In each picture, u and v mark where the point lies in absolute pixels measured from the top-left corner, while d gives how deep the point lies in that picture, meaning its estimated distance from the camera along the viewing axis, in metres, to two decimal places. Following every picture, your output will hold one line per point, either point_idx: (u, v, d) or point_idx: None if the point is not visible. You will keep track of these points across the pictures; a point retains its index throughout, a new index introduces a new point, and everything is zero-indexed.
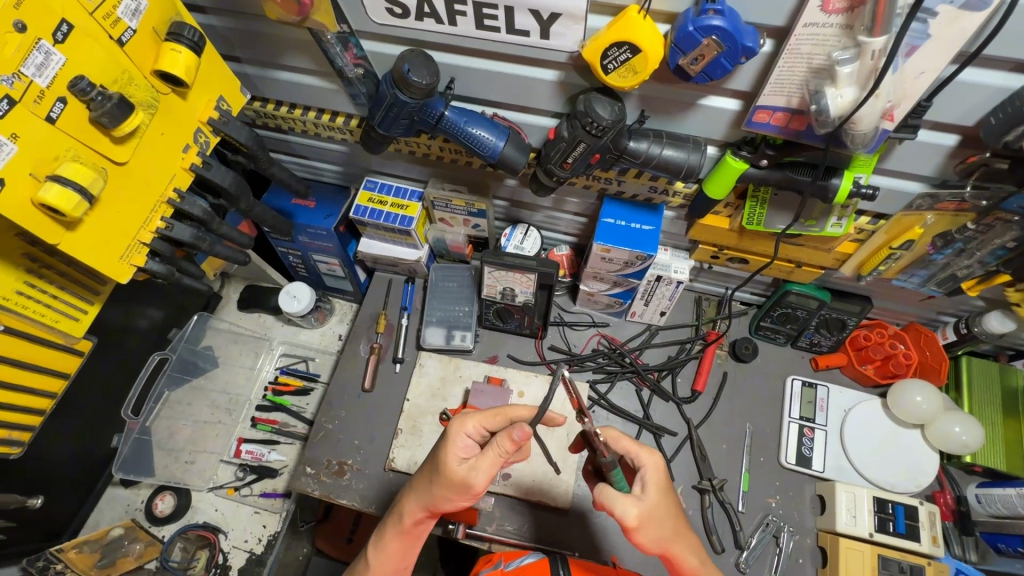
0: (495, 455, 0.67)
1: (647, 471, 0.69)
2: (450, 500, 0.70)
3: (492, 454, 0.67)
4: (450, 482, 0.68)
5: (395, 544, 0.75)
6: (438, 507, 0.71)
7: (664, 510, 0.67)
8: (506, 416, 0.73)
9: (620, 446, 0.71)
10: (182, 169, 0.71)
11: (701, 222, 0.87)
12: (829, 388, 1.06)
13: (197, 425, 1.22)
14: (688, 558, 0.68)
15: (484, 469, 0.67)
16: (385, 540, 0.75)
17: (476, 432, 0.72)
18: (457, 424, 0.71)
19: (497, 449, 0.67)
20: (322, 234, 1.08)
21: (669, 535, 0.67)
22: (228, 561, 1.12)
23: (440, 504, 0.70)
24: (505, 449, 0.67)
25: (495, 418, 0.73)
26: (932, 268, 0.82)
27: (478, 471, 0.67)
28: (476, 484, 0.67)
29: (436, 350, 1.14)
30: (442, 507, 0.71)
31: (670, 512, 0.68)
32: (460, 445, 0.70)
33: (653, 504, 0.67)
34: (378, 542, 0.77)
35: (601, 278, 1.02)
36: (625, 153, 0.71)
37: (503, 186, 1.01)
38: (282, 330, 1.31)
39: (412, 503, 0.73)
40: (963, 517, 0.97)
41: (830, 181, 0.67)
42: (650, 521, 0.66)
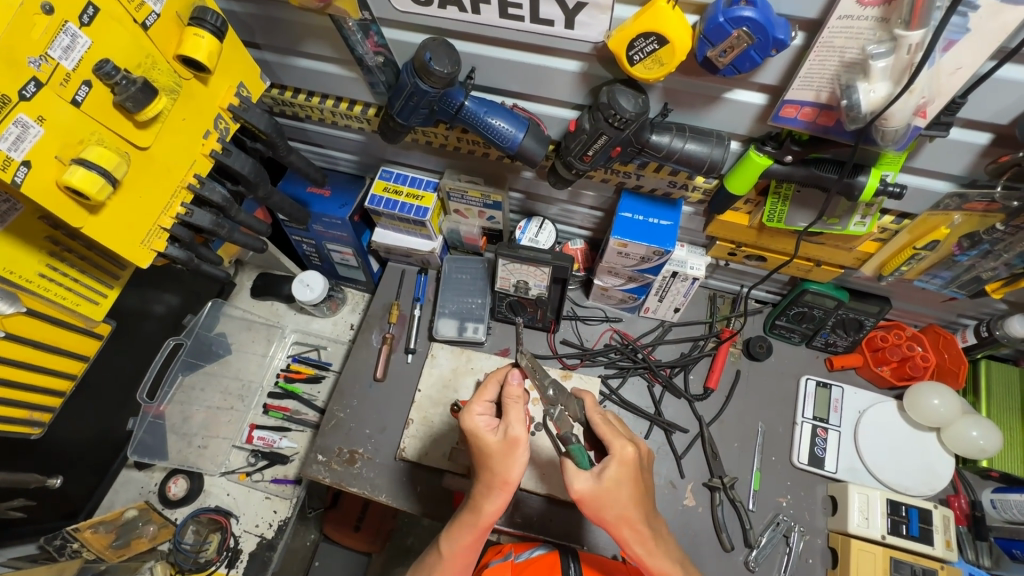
0: (516, 404, 0.71)
1: (611, 459, 0.68)
2: (514, 470, 0.68)
3: (513, 408, 0.71)
4: (497, 452, 0.69)
5: (474, 541, 0.71)
6: (511, 484, 0.68)
7: (617, 497, 0.67)
8: (494, 382, 0.77)
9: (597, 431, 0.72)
10: (202, 155, 0.71)
11: (720, 218, 0.86)
12: (844, 388, 1.05)
13: (209, 410, 1.23)
14: (631, 544, 0.68)
15: (515, 419, 0.69)
16: (459, 534, 0.71)
17: (486, 409, 0.74)
18: (466, 411, 0.73)
19: (520, 402, 0.71)
20: (337, 223, 1.09)
21: (614, 517, 0.67)
22: (239, 544, 1.14)
23: (504, 475, 0.68)
24: (519, 398, 0.72)
25: (489, 392, 0.76)
26: (956, 270, 0.81)
27: (514, 424, 0.69)
28: (519, 435, 0.69)
29: (448, 341, 1.14)
30: (511, 482, 0.68)
31: (622, 497, 0.67)
32: (482, 424, 0.71)
33: (607, 488, 0.67)
34: (453, 542, 0.72)
35: (617, 273, 1.01)
36: (647, 147, 0.71)
37: (520, 178, 1.00)
38: (294, 317, 1.32)
39: (491, 496, 0.69)
40: (977, 522, 0.96)
41: (856, 179, 0.65)
42: (594, 500, 0.67)
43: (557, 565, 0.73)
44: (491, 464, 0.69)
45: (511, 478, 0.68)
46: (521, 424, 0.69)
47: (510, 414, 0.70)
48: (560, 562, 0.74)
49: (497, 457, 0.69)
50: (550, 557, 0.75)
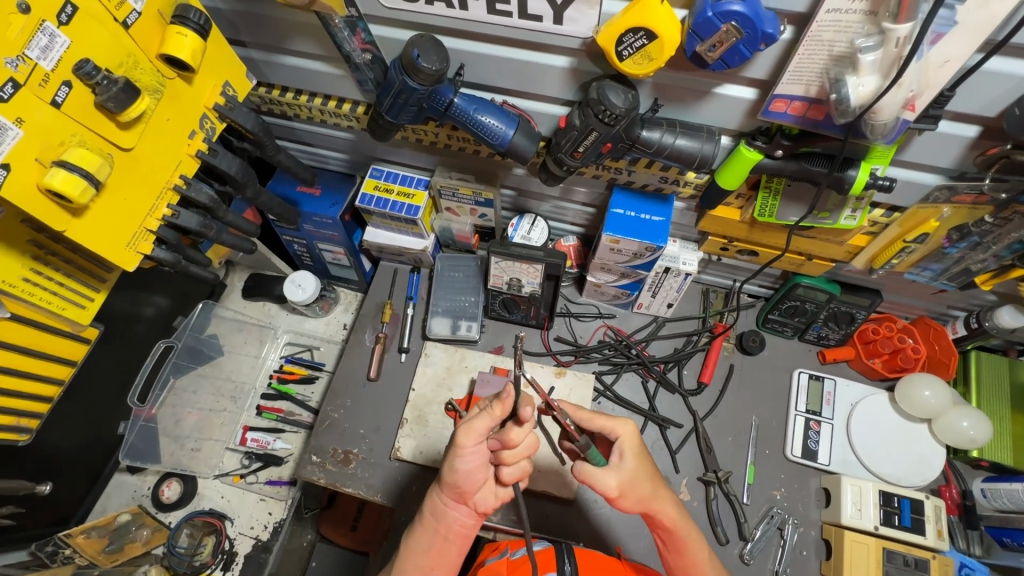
0: (483, 415, 0.69)
1: (623, 442, 0.72)
2: (456, 473, 0.70)
3: (481, 418, 0.69)
4: (450, 453, 0.71)
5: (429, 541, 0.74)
6: (455, 486, 0.70)
7: (641, 476, 0.71)
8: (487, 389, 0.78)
9: (593, 425, 0.73)
10: (188, 156, 0.70)
11: (712, 213, 0.86)
12: (836, 381, 1.06)
13: (202, 412, 1.23)
14: (664, 514, 0.73)
15: (467, 428, 0.69)
16: (413, 534, 0.75)
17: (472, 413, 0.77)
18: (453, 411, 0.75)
19: (487, 413, 0.69)
20: (327, 223, 1.08)
21: (649, 494, 0.71)
22: (234, 547, 1.13)
23: (451, 478, 0.70)
24: (490, 410, 0.70)
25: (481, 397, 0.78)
26: (947, 262, 0.81)
27: (464, 432, 0.68)
28: (463, 441, 0.68)
29: (442, 340, 1.14)
30: (456, 485, 0.70)
31: (646, 475, 0.72)
32: None
33: (630, 472, 0.70)
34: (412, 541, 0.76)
35: (609, 269, 1.01)
36: (638, 143, 0.70)
37: (511, 175, 0.99)
38: (287, 318, 1.32)
39: (434, 491, 0.74)
40: (969, 512, 0.96)
41: (846, 173, 0.65)
42: (628, 487, 0.70)
43: (552, 564, 0.72)
44: (444, 467, 0.71)
45: (456, 481, 0.70)
46: (467, 433, 0.68)
47: (466, 424, 0.69)
48: (555, 561, 0.73)
49: (445, 459, 0.71)
50: (546, 555, 0.74)
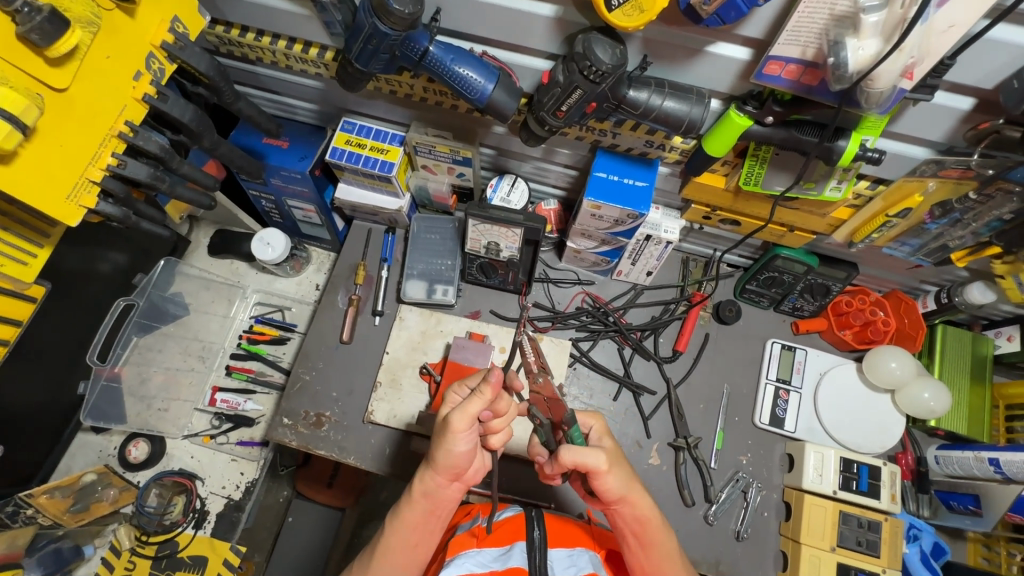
0: (475, 396, 0.66)
1: None
2: (444, 452, 0.68)
3: (473, 400, 0.66)
4: (437, 432, 0.70)
5: (413, 519, 0.73)
6: (442, 465, 0.69)
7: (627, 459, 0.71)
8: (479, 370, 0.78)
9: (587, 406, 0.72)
10: (134, 100, 0.63)
11: (697, 180, 0.84)
12: (808, 351, 1.08)
13: (169, 371, 1.19)
14: (640, 507, 0.72)
15: (460, 409, 0.67)
16: (401, 512, 0.73)
17: (461, 394, 0.75)
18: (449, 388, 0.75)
19: (479, 396, 0.66)
20: (296, 178, 1.02)
21: (631, 483, 0.70)
22: (205, 506, 1.13)
23: (437, 458, 0.69)
24: (484, 394, 0.66)
25: (471, 379, 0.77)
26: (925, 238, 0.80)
27: (457, 413, 0.67)
28: (455, 423, 0.67)
29: (417, 303, 1.11)
30: (445, 464, 0.69)
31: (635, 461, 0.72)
32: (455, 402, 0.74)
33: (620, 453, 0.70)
34: (396, 521, 0.73)
35: (589, 236, 0.99)
36: (624, 103, 0.67)
37: (491, 134, 0.94)
38: (256, 277, 1.28)
39: (424, 472, 0.72)
40: (921, 476, 1.01)
41: (836, 143, 0.63)
42: (616, 469, 0.70)
43: (521, 531, 0.73)
44: (432, 445, 0.71)
45: (449, 461, 0.69)
46: (463, 416, 0.67)
47: (459, 406, 0.67)
48: (525, 528, 0.73)
49: (437, 438, 0.70)
50: (516, 521, 0.75)
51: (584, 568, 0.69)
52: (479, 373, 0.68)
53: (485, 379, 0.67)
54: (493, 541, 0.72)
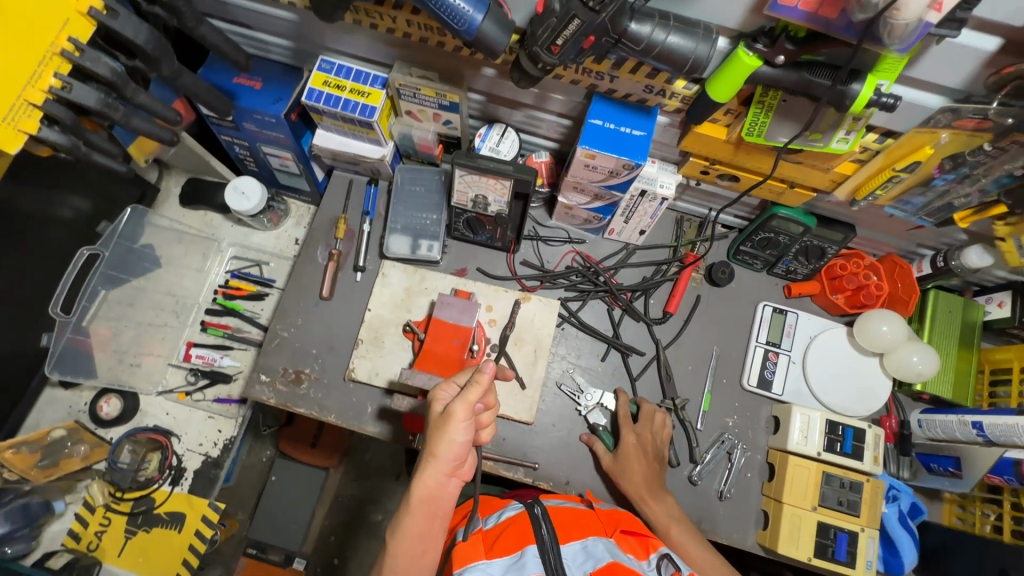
0: (473, 386, 0.69)
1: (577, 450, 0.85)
2: (444, 444, 0.68)
3: (473, 390, 0.69)
4: (433, 424, 0.70)
5: (415, 524, 0.69)
6: (440, 459, 0.68)
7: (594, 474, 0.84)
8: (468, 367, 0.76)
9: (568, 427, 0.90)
10: (78, 14, 0.57)
11: (697, 130, 0.79)
12: (799, 314, 1.06)
13: (140, 327, 1.15)
14: (622, 505, 0.83)
15: (461, 398, 0.68)
16: (400, 520, 0.69)
17: (449, 391, 0.74)
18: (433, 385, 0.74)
19: (476, 383, 0.69)
20: (270, 121, 0.95)
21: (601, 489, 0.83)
22: (182, 463, 1.10)
23: (434, 450, 0.68)
24: (483, 384, 0.69)
25: (460, 374, 0.75)
26: (930, 196, 0.76)
27: (457, 401, 0.68)
28: (456, 412, 0.68)
29: (400, 259, 1.07)
30: (445, 458, 0.68)
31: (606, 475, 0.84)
32: (440, 396, 0.73)
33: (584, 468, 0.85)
34: (398, 533, 0.69)
35: (582, 190, 0.94)
36: (624, 37, 0.61)
37: (481, 77, 0.88)
38: (231, 230, 1.22)
39: (422, 471, 0.69)
40: (904, 439, 1.01)
41: (850, 87, 0.59)
42: (584, 478, 0.85)
43: (529, 532, 0.71)
44: (427, 437, 0.70)
45: (446, 455, 0.68)
46: (462, 404, 0.68)
47: (460, 395, 0.68)
48: (532, 528, 0.72)
49: (432, 428, 0.70)
50: (522, 522, 0.73)
51: (601, 558, 0.68)
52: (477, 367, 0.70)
53: (481, 369, 0.69)
54: (501, 550, 0.70)
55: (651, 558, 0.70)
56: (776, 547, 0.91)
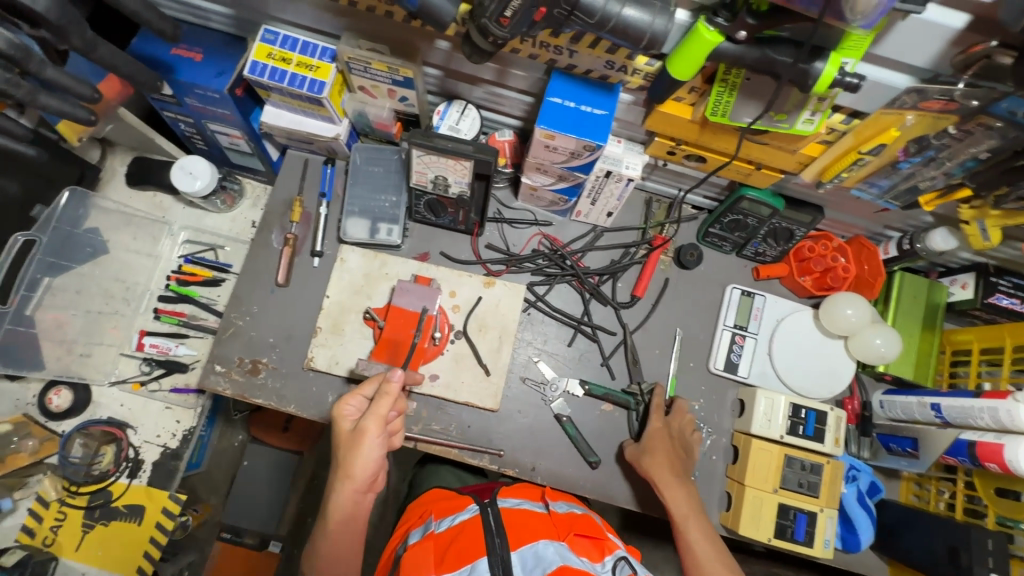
0: (384, 399, 0.79)
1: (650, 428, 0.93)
2: (358, 462, 0.78)
3: (383, 403, 0.78)
4: (346, 443, 0.79)
5: (332, 540, 0.78)
6: (355, 475, 0.78)
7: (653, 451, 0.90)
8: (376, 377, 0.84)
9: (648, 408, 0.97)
10: None
11: (661, 109, 0.76)
12: (766, 297, 1.05)
13: (89, 315, 1.09)
14: (663, 487, 0.87)
15: (371, 414, 0.78)
16: (318, 541, 0.79)
17: (358, 404, 0.83)
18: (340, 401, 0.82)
19: (388, 398, 0.79)
20: (213, 97, 0.90)
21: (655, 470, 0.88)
22: (140, 455, 1.07)
23: (350, 467, 0.78)
24: (392, 396, 0.79)
25: (369, 387, 0.83)
26: (896, 178, 0.74)
27: (368, 417, 0.78)
28: (368, 427, 0.78)
29: (359, 244, 1.02)
30: (359, 473, 0.78)
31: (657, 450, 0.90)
32: (350, 412, 0.82)
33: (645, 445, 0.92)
34: (317, 552, 0.78)
35: (546, 171, 0.91)
36: (577, 10, 0.57)
37: (435, 50, 0.82)
38: (183, 212, 1.17)
39: (338, 489, 0.78)
40: (864, 420, 1.02)
41: (812, 65, 0.56)
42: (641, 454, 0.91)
43: (480, 542, 0.71)
44: (341, 455, 0.79)
45: (358, 469, 0.78)
46: (373, 419, 0.78)
47: (373, 411, 0.78)
48: (483, 537, 0.72)
49: (343, 448, 0.80)
50: (474, 529, 0.73)
51: (550, 564, 0.68)
52: (386, 380, 0.80)
53: (389, 382, 0.79)
54: (450, 562, 0.70)
55: (608, 561, 0.73)
56: (737, 528, 0.92)
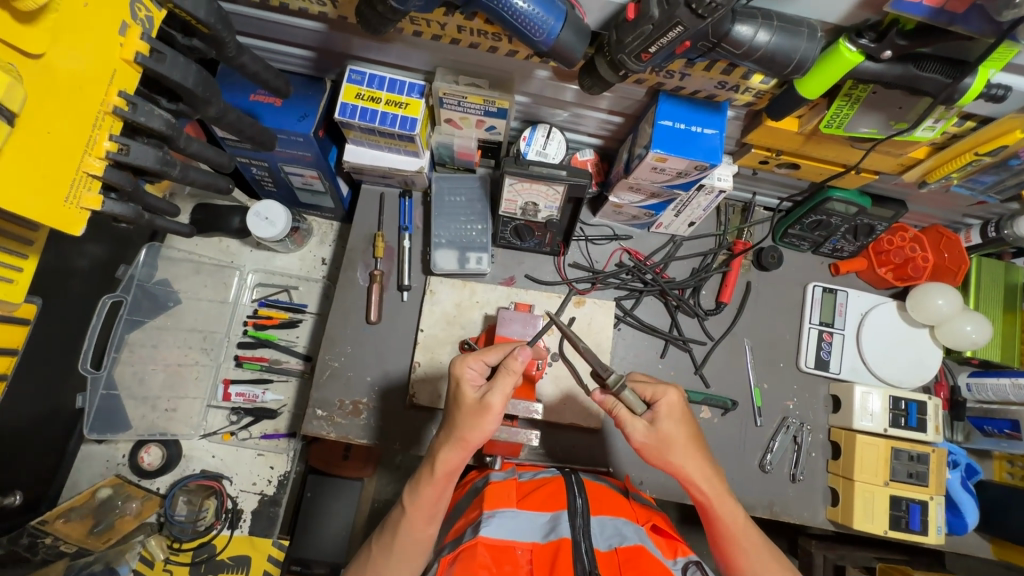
0: (510, 377, 0.69)
1: (662, 405, 0.72)
2: (475, 430, 0.69)
3: (508, 379, 0.69)
4: (465, 409, 0.70)
5: (431, 495, 0.71)
6: (470, 442, 0.69)
7: (679, 437, 0.71)
8: (500, 348, 0.76)
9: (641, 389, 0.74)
10: (123, 63, 0.52)
11: (770, 124, 0.76)
12: (849, 292, 1.07)
13: (170, 367, 1.06)
14: (696, 484, 0.72)
15: (498, 389, 0.69)
16: (418, 489, 0.71)
17: (478, 371, 0.74)
18: (459, 360, 0.74)
19: (512, 375, 0.69)
20: (297, 141, 0.86)
21: (680, 458, 0.71)
22: (239, 504, 1.06)
23: (466, 435, 0.69)
24: (516, 373, 0.70)
25: (490, 354, 0.75)
26: (1004, 173, 0.76)
27: (493, 392, 0.69)
28: (492, 404, 0.68)
29: (448, 274, 1.02)
30: (474, 442, 0.69)
31: (686, 440, 0.71)
32: (468, 376, 0.73)
33: (661, 433, 0.71)
34: (411, 500, 0.71)
35: (638, 189, 0.91)
36: (724, 41, 0.57)
37: (532, 80, 0.82)
38: (252, 255, 1.14)
39: (445, 447, 0.70)
40: (957, 405, 1.05)
41: (961, 81, 0.57)
42: (658, 443, 0.71)
43: (562, 499, 0.71)
44: (456, 420, 0.70)
45: (474, 439, 0.69)
46: (499, 394, 0.69)
47: (496, 385, 0.69)
48: (566, 496, 0.71)
49: (464, 415, 0.70)
50: (558, 488, 0.74)
51: (628, 537, 0.66)
52: (512, 355, 0.71)
53: (517, 359, 0.70)
54: (533, 503, 0.72)
55: (677, 560, 0.69)
56: (851, 523, 0.94)
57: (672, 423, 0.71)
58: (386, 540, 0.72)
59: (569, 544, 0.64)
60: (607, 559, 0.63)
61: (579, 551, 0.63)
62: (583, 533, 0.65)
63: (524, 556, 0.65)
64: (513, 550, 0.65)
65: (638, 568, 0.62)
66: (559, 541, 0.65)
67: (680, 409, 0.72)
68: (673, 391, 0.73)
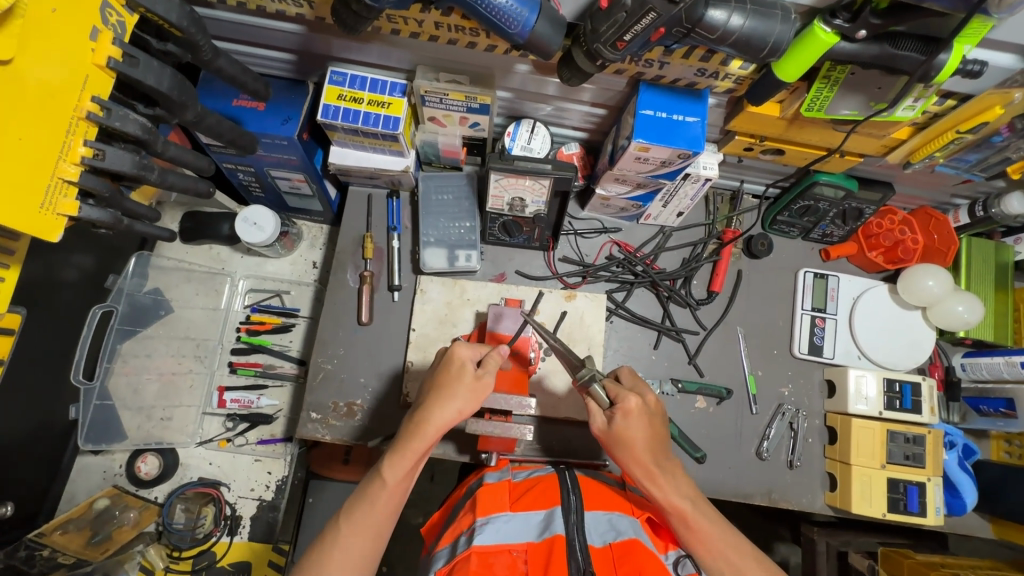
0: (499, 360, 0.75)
1: (622, 406, 0.72)
2: (467, 405, 0.72)
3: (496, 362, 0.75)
4: (459, 386, 0.72)
5: (406, 465, 0.70)
6: (459, 417, 0.72)
7: (631, 436, 0.72)
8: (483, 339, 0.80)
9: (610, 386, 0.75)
10: (95, 68, 0.52)
11: (751, 110, 0.76)
12: (840, 277, 1.07)
13: (165, 376, 1.06)
14: (638, 478, 0.73)
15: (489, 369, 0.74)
16: (400, 457, 0.70)
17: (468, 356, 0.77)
18: (454, 343, 0.76)
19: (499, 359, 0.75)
20: (281, 144, 0.86)
21: (628, 455, 0.73)
22: (237, 511, 1.06)
23: (459, 409, 0.72)
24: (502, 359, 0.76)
25: (476, 343, 0.79)
26: (987, 151, 0.77)
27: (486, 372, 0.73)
28: (485, 382, 0.73)
29: (438, 273, 1.02)
30: (462, 416, 0.72)
31: (637, 441, 0.72)
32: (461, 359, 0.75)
33: (614, 430, 0.73)
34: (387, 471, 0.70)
35: (624, 180, 0.91)
36: (699, 27, 0.58)
37: (513, 74, 0.82)
38: (243, 262, 1.14)
39: (431, 415, 0.71)
40: (953, 386, 1.06)
41: (936, 58, 0.58)
42: (612, 438, 0.73)
43: (558, 497, 0.71)
44: (448, 393, 0.72)
45: (463, 414, 0.72)
46: (491, 374, 0.74)
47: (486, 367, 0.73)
48: (562, 494, 0.71)
49: (458, 390, 0.72)
50: (552, 486, 0.74)
51: (623, 533, 0.67)
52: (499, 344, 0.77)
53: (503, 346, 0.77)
54: (526, 503, 0.72)
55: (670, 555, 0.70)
56: (850, 508, 0.93)
57: (627, 423, 0.72)
58: (358, 516, 0.69)
59: (563, 540, 0.64)
60: (602, 555, 0.64)
61: (573, 549, 0.63)
62: (576, 529, 0.66)
63: (520, 557, 0.64)
64: (508, 552, 0.64)
65: (635, 564, 0.62)
66: (553, 538, 0.64)
67: (639, 414, 0.72)
68: (638, 395, 0.73)
